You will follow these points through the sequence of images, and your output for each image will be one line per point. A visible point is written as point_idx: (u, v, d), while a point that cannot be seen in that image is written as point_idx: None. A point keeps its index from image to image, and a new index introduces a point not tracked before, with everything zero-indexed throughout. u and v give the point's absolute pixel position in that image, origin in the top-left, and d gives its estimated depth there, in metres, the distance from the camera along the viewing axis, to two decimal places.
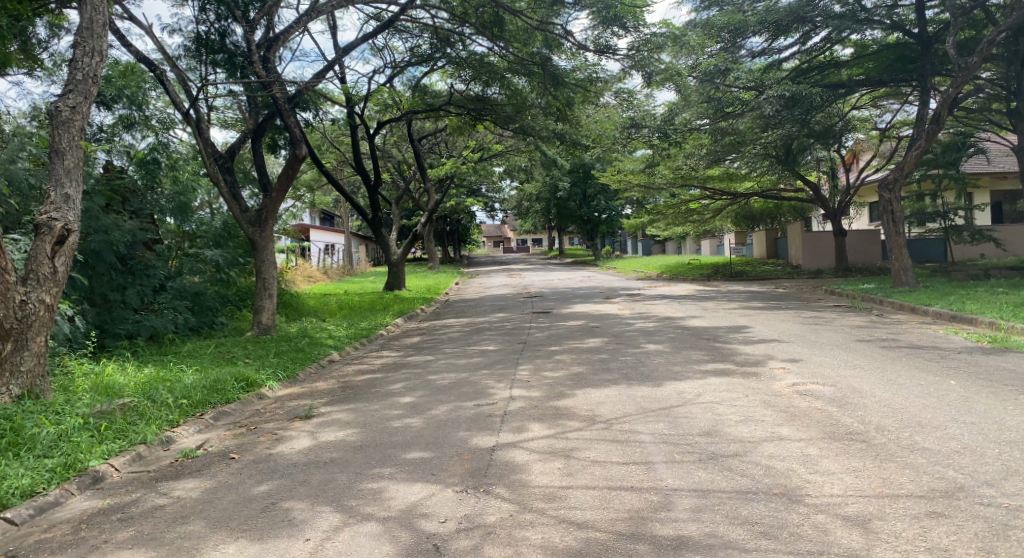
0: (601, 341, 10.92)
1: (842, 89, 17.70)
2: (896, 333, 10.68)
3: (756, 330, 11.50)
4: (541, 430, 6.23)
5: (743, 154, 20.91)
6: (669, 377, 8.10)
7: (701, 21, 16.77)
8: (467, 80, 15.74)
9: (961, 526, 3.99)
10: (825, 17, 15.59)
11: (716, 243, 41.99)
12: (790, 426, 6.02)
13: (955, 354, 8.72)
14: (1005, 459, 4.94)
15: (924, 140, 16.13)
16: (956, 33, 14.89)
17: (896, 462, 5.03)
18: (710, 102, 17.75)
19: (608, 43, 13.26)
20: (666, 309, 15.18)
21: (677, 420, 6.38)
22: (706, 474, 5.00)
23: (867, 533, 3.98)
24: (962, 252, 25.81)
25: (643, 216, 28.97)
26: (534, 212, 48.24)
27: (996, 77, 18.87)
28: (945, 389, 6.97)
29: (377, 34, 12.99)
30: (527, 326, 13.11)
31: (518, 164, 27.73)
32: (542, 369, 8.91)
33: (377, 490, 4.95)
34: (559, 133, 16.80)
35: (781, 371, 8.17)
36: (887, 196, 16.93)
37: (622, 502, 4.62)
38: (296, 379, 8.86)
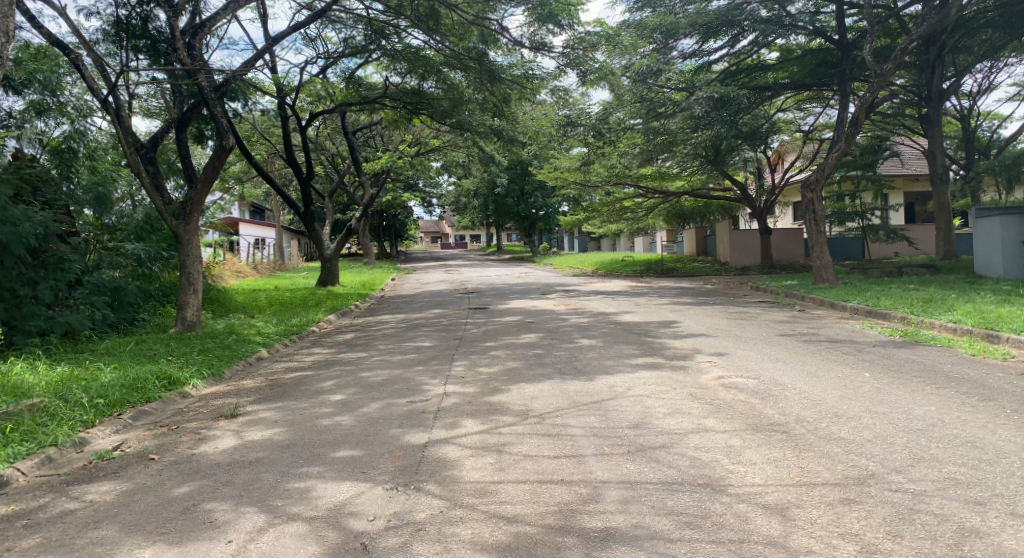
0: (536, 336, 11.00)
1: (767, 91, 18.28)
2: (816, 327, 11.14)
3: (684, 325, 11.80)
4: (475, 425, 6.22)
5: (675, 155, 21.33)
6: (601, 371, 8.24)
7: (634, 22, 17.16)
8: (402, 72, 15.51)
9: (872, 511, 4.18)
10: (752, 21, 16.15)
11: (649, 241, 42.85)
12: (715, 417, 6.19)
13: (869, 348, 9.15)
14: (912, 447, 5.21)
15: (843, 143, 16.78)
16: (873, 40, 15.47)
17: (814, 452, 5.24)
18: (643, 102, 18.10)
19: (544, 41, 13.36)
20: (600, 305, 15.38)
21: (607, 413, 6.49)
22: (633, 467, 5.09)
23: (785, 521, 4.14)
24: (879, 250, 27.09)
25: (579, 213, 29.30)
26: (471, 208, 48.17)
27: (909, 85, 19.93)
28: (859, 381, 7.30)
29: (309, 23, 12.66)
30: (463, 322, 13.09)
31: (455, 159, 27.61)
32: (477, 364, 8.90)
33: (304, 489, 4.86)
34: (497, 129, 16.62)
35: (708, 365, 8.41)
36: (810, 196, 17.51)
37: (552, 495, 4.66)
38: (222, 377, 8.60)
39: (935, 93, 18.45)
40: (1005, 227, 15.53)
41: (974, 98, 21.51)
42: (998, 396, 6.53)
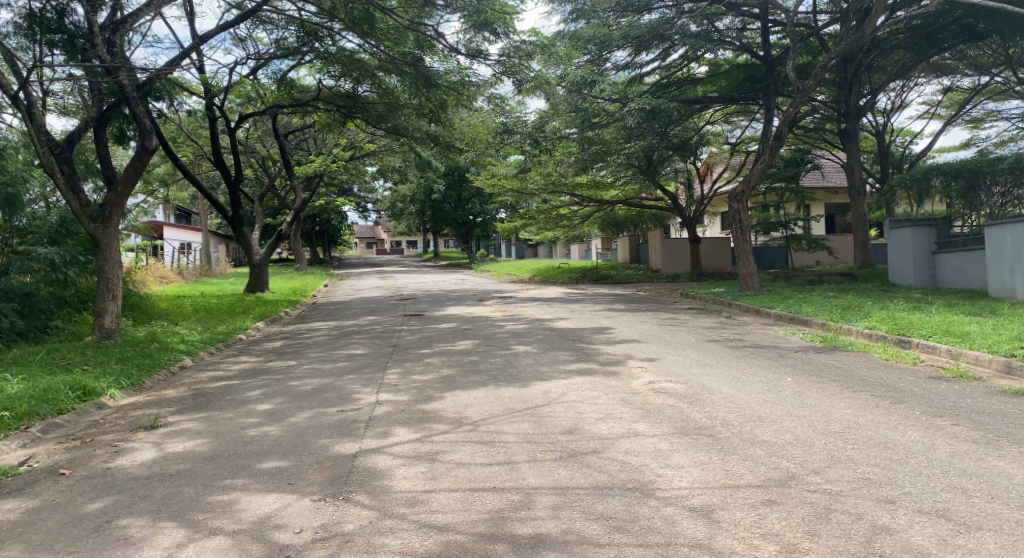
0: (471, 343, 10.97)
1: (697, 104, 18.80)
2: (742, 333, 11.49)
3: (617, 331, 11.99)
4: (407, 434, 6.16)
5: (608, 164, 21.69)
6: (536, 378, 8.26)
7: (568, 33, 17.40)
8: (336, 76, 15.27)
9: (791, 511, 4.33)
10: (682, 35, 16.64)
11: (585, 248, 43.42)
12: (645, 422, 6.30)
13: (792, 353, 9.49)
14: (830, 448, 5.42)
15: (768, 156, 17.38)
16: (795, 57, 16.01)
17: (738, 454, 5.39)
18: (577, 112, 18.31)
19: (480, 48, 13.40)
20: (535, 311, 15.46)
21: (540, 419, 6.52)
22: (565, 472, 5.13)
23: (710, 523, 4.24)
24: (802, 259, 28.18)
25: (516, 220, 29.45)
26: (408, 214, 47.79)
27: (829, 101, 20.85)
28: (782, 385, 7.56)
29: (238, 23, 12.33)
30: (397, 329, 12.96)
31: (392, 164, 27.38)
32: (411, 372, 8.81)
33: (227, 502, 4.70)
34: (433, 135, 17.22)
35: (639, 370, 8.55)
36: (736, 206, 18.05)
37: (483, 503, 4.65)
38: (142, 387, 8.25)
39: (853, 110, 19.30)
40: (918, 238, 16.34)
41: (888, 115, 22.63)
42: (908, 398, 6.86)
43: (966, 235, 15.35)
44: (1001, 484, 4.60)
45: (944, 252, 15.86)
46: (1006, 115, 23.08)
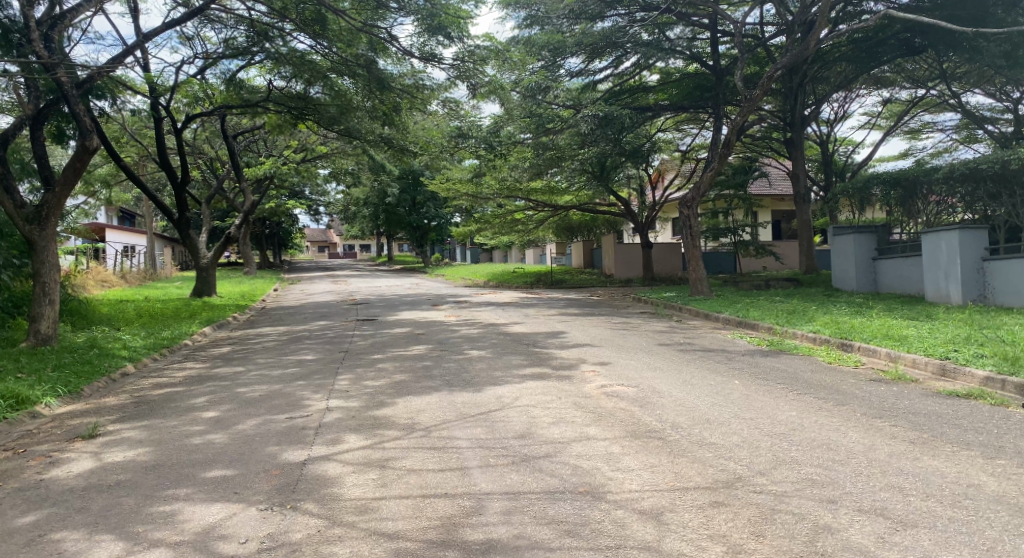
0: (425, 348, 10.90)
1: (648, 112, 19.10)
2: (692, 337, 11.69)
3: (571, 335, 12.06)
4: (358, 441, 6.08)
5: (563, 169, 21.85)
6: (489, 383, 8.24)
7: (522, 39, 17.47)
8: (287, 77, 15.02)
9: (737, 513, 4.41)
10: (635, 43, 16.92)
11: (539, 253, 43.61)
12: (597, 426, 6.35)
13: (740, 357, 9.69)
14: (775, 450, 5.55)
15: (717, 163, 17.73)
16: (743, 68, 16.39)
17: (687, 456, 5.48)
18: (532, 117, 18.38)
19: (433, 51, 13.36)
20: (489, 316, 15.44)
21: (493, 424, 6.51)
22: (517, 477, 5.13)
23: (659, 525, 4.29)
24: (749, 264, 28.84)
25: (471, 225, 29.45)
26: (360, 217, 47.30)
27: (775, 111, 21.39)
28: (730, 388, 7.71)
29: (185, 21, 12.02)
30: (349, 334, 12.79)
31: (344, 166, 27.12)
32: (363, 378, 8.71)
33: (170, 513, 4.57)
34: (386, 138, 17.11)
35: (592, 374, 8.62)
36: (686, 212, 18.37)
37: (435, 509, 4.62)
38: (80, 395, 7.96)
39: (797, 119, 19.83)
40: (858, 244, 17.03)
41: (831, 125, 23.33)
42: (849, 400, 7.08)
43: (903, 241, 16.09)
44: (935, 482, 4.77)
45: (883, 258, 16.55)
46: (941, 127, 24.00)
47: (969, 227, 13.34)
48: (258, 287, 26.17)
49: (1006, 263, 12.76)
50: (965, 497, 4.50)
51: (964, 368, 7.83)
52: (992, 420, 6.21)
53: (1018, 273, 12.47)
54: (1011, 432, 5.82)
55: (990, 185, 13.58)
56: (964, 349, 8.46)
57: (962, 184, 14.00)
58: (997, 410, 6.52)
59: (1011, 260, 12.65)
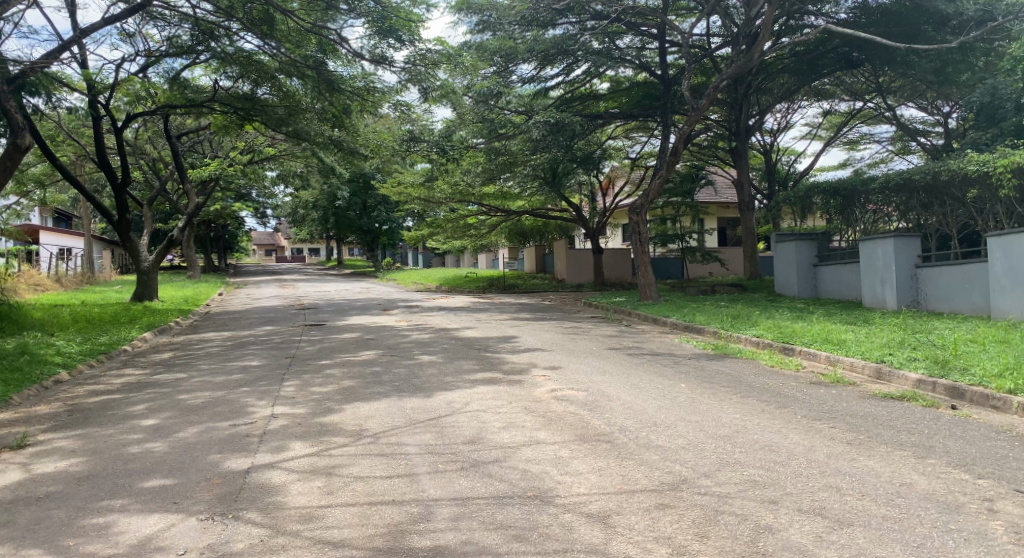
0: (374, 353, 10.78)
1: (599, 119, 19.34)
2: (641, 341, 11.85)
3: (522, 340, 12.10)
4: (304, 448, 5.97)
5: (515, 175, 21.94)
6: (439, 388, 8.19)
7: (475, 44, 17.52)
8: (234, 76, 14.68)
9: (683, 515, 4.48)
10: (586, 51, 17.13)
11: (492, 257, 43.64)
12: (547, 430, 6.37)
13: (687, 360, 9.87)
14: (720, 452, 5.66)
15: (665, 170, 18.05)
16: (689, 78, 16.70)
17: (635, 459, 5.54)
18: (483, 123, 18.38)
19: (384, 54, 13.27)
20: (440, 321, 15.37)
21: (443, 430, 6.48)
22: (466, 482, 5.12)
23: (606, 528, 4.33)
24: (696, 270, 29.41)
25: (423, 229, 29.34)
26: (309, 221, 46.57)
27: (721, 120, 21.90)
28: (676, 391, 7.84)
29: (126, 18, 11.69)
30: (296, 339, 12.57)
31: (293, 169, 26.73)
32: (310, 384, 8.56)
33: (104, 525, 4.41)
34: (336, 140, 16.89)
35: (542, 379, 8.65)
36: (636, 219, 18.61)
37: (381, 516, 4.57)
38: (9, 404, 7.62)
39: (742, 129, 20.32)
40: (799, 250, 17.59)
41: (774, 135, 23.99)
42: (790, 403, 7.27)
43: (841, 248, 16.71)
44: (870, 481, 4.93)
45: (823, 264, 17.13)
46: (878, 138, 24.91)
47: (903, 235, 13.89)
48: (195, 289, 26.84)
49: (937, 270, 13.30)
50: (898, 496, 4.67)
51: (898, 371, 8.12)
52: (922, 420, 6.46)
53: (948, 279, 13.02)
54: (940, 432, 6.07)
55: (922, 195, 13.82)
56: (898, 352, 8.78)
57: (896, 193, 14.30)
58: (928, 411, 6.79)
59: (942, 267, 13.20)
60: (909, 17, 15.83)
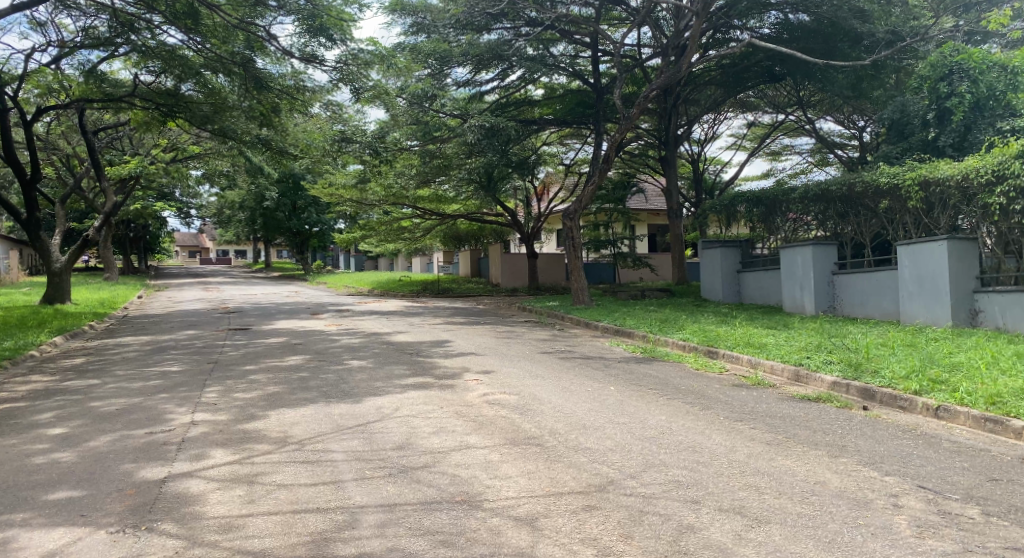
0: (302, 358, 10.54)
1: (534, 125, 19.49)
2: (572, 345, 11.99)
3: (455, 344, 12.06)
4: (225, 456, 5.78)
5: (450, 178, 21.89)
6: (368, 393, 8.07)
7: (408, 45, 17.44)
8: (155, 71, 14.16)
9: (608, 516, 4.53)
10: (519, 57, 17.25)
11: (426, 261, 43.36)
12: (477, 434, 6.36)
13: (616, 363, 10.04)
14: (646, 453, 5.77)
15: (598, 177, 18.34)
16: (621, 87, 16.89)
17: (563, 462, 5.58)
18: (417, 125, 18.26)
19: (314, 53, 13.03)
20: (371, 325, 15.18)
21: (371, 435, 6.39)
22: (394, 489, 5.05)
23: (533, 531, 4.34)
24: (627, 275, 30.00)
25: (356, 231, 28.96)
26: (235, 222, 45.21)
27: (651, 129, 22.38)
28: (606, 394, 7.95)
29: (36, 6, 11.11)
30: (219, 344, 12.17)
31: (219, 168, 26.00)
32: (234, 390, 8.30)
33: (2, 541, 4.15)
34: (264, 139, 16.48)
35: (474, 383, 8.63)
36: (569, 224, 18.78)
37: (305, 525, 4.46)
38: None
39: (671, 139, 20.84)
40: (725, 257, 18.15)
41: (702, 145, 24.69)
42: (713, 404, 7.49)
43: (764, 255, 17.32)
44: (787, 480, 5.11)
45: (746, 271, 17.72)
46: (798, 150, 25.92)
47: (821, 243, 14.60)
48: (113, 291, 25.68)
49: (852, 278, 13.95)
50: (813, 493, 4.85)
51: (815, 373, 8.45)
52: (836, 421, 6.75)
53: (862, 286, 13.66)
54: (852, 432, 6.34)
55: (839, 205, 14.42)
56: (815, 355, 9.15)
57: (814, 204, 14.91)
58: (842, 412, 7.10)
59: (856, 274, 13.84)
60: (827, 34, 16.56)
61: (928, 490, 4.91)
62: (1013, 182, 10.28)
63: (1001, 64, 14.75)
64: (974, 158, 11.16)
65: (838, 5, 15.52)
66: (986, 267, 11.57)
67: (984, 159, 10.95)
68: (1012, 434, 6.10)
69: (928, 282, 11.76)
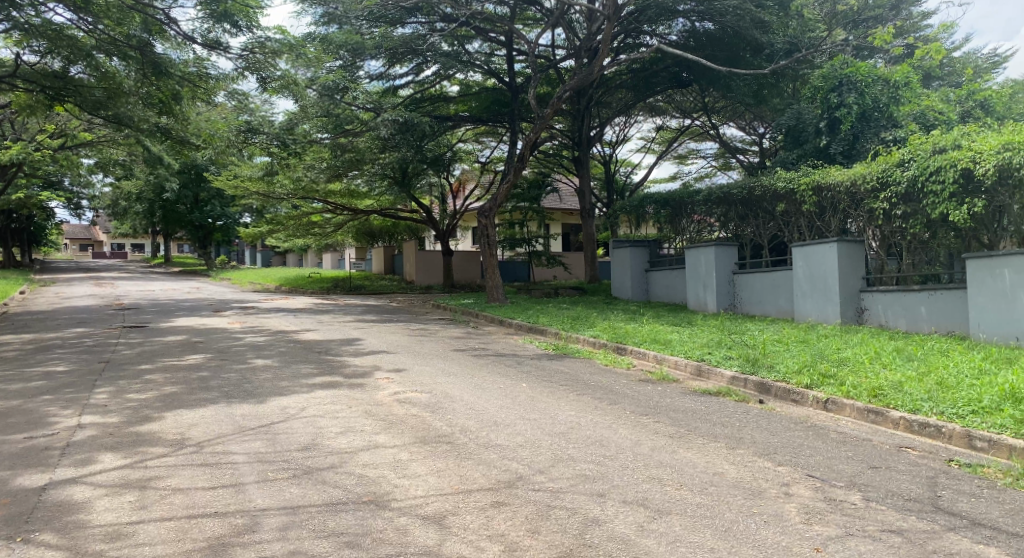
0: (202, 357, 10.09)
1: (449, 122, 19.36)
2: (486, 343, 12.00)
3: (366, 342, 11.85)
4: (115, 460, 5.46)
5: (363, 173, 21.48)
6: (273, 393, 7.81)
7: (319, 35, 17.04)
8: (39, 51, 13.17)
9: (516, 511, 4.56)
10: (434, 53, 17.14)
11: (337, 257, 42.44)
12: (386, 433, 6.26)
13: (529, 360, 10.12)
14: (555, 448, 5.84)
15: (513, 176, 18.42)
16: (536, 87, 16.99)
17: (474, 459, 5.58)
18: (328, 117, 17.68)
19: (219, 40, 12.50)
20: (279, 323, 14.71)
21: (276, 436, 6.18)
22: (298, 490, 4.90)
23: (441, 529, 4.31)
24: (540, 274, 30.31)
25: (263, 225, 28.00)
26: (131, 215, 42.88)
27: (565, 129, 22.65)
28: (517, 391, 7.99)
29: None
30: (111, 343, 11.48)
31: (114, 157, 24.62)
32: (127, 391, 7.86)
33: None
34: (163, 128, 15.73)
35: (385, 381, 8.49)
36: (484, 222, 18.80)
37: (201, 530, 4.26)
38: None
39: (584, 139, 21.22)
40: (634, 256, 18.61)
41: (613, 147, 25.22)
42: (620, 399, 7.67)
43: (671, 256, 17.87)
44: (688, 472, 5.28)
45: (654, 270, 18.23)
46: (703, 154, 26.90)
47: (724, 245, 15.17)
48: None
49: (752, 278, 14.58)
50: (711, 484, 5.04)
51: (716, 368, 8.80)
52: (734, 414, 7.05)
53: (761, 286, 14.30)
54: (748, 424, 6.64)
55: (740, 208, 15.04)
56: (716, 351, 9.51)
57: (718, 206, 15.48)
58: (739, 405, 7.41)
59: (756, 274, 14.46)
60: (729, 42, 17.22)
61: (816, 478, 5.19)
62: (895, 189, 11.02)
63: (884, 79, 15.79)
64: (861, 165, 11.88)
65: (741, 16, 15.94)
66: (871, 268, 12.33)
67: (869, 167, 11.67)
68: (891, 424, 6.53)
69: (820, 282, 12.44)
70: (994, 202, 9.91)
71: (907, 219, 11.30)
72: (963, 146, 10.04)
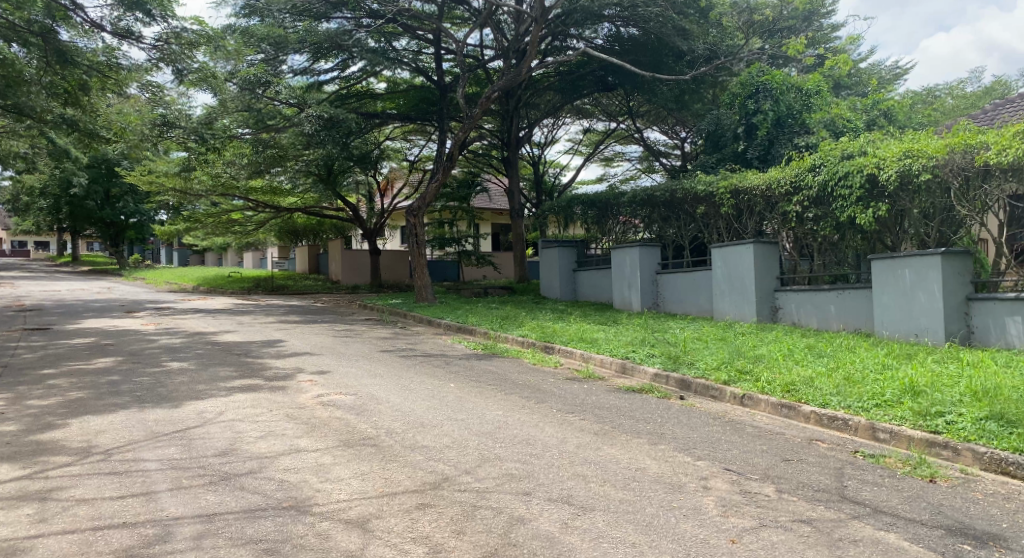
0: (112, 360, 9.62)
1: (376, 119, 19.12)
2: (413, 343, 11.88)
3: (288, 343, 11.54)
4: (11, 471, 5.13)
5: (286, 169, 20.94)
6: (189, 397, 7.51)
7: (239, 27, 16.55)
8: None
9: (442, 513, 4.53)
10: (360, 49, 16.60)
11: (260, 256, 41.22)
12: (308, 437, 6.11)
13: (457, 360, 10.08)
14: (481, 448, 5.84)
15: (441, 175, 18.32)
16: (464, 86, 16.82)
17: (399, 461, 5.51)
18: (250, 113, 16.85)
19: (130, 28, 11.94)
20: (196, 324, 14.18)
21: (191, 442, 5.94)
22: (213, 497, 4.73)
23: (364, 533, 4.24)
24: (468, 274, 30.27)
25: (181, 223, 26.89)
26: (35, 211, 40.49)
27: (494, 129, 22.67)
28: (444, 391, 7.94)
29: None
30: (10, 346, 10.78)
31: (15, 149, 23.18)
32: (27, 397, 7.40)
33: None
34: (69, 119, 15.03)
35: (308, 384, 8.28)
36: (412, 221, 18.61)
37: (108, 542, 4.06)
38: None
39: (512, 140, 21.28)
40: (562, 257, 18.80)
41: (542, 148, 25.40)
42: (547, 398, 7.72)
43: (597, 256, 18.14)
44: (612, 468, 5.37)
45: (581, 270, 18.46)
46: (629, 157, 27.44)
47: (648, 245, 15.50)
48: None
49: (674, 278, 14.95)
50: (633, 479, 5.13)
51: (639, 366, 8.97)
52: (657, 410, 7.21)
53: (682, 286, 14.68)
54: (669, 420, 6.79)
55: (662, 209, 15.40)
56: (640, 349, 9.71)
57: (641, 208, 15.80)
58: (661, 402, 7.58)
59: (678, 274, 14.83)
60: (652, 48, 17.64)
61: (733, 472, 5.36)
62: (807, 193, 11.49)
63: (798, 87, 16.49)
64: (776, 169, 12.34)
65: (663, 22, 16.44)
66: (785, 268, 12.87)
67: (783, 171, 12.14)
68: (802, 418, 6.81)
69: (738, 282, 12.87)
70: (896, 206, 10.48)
71: (818, 222, 11.80)
72: (869, 152, 10.53)
